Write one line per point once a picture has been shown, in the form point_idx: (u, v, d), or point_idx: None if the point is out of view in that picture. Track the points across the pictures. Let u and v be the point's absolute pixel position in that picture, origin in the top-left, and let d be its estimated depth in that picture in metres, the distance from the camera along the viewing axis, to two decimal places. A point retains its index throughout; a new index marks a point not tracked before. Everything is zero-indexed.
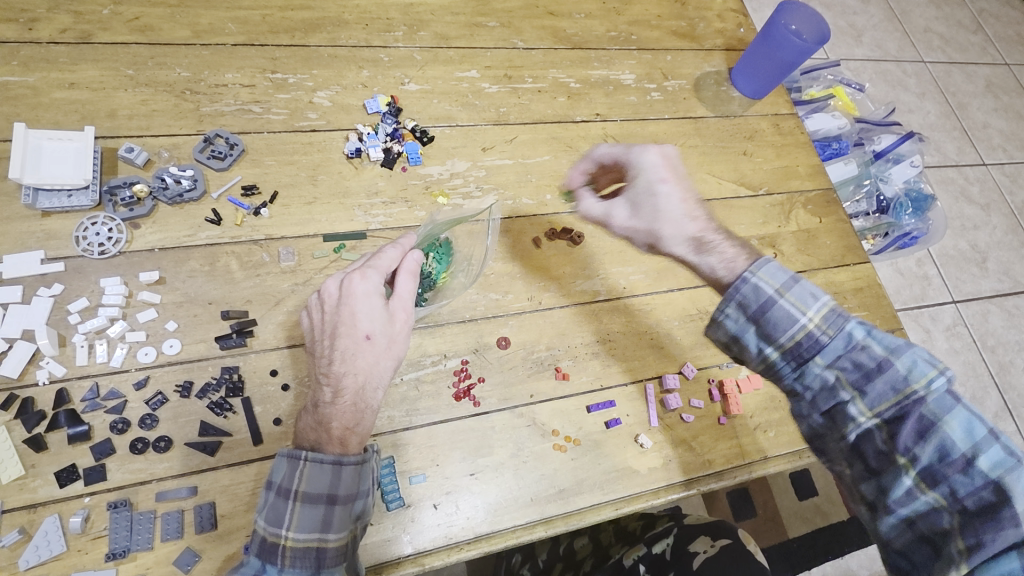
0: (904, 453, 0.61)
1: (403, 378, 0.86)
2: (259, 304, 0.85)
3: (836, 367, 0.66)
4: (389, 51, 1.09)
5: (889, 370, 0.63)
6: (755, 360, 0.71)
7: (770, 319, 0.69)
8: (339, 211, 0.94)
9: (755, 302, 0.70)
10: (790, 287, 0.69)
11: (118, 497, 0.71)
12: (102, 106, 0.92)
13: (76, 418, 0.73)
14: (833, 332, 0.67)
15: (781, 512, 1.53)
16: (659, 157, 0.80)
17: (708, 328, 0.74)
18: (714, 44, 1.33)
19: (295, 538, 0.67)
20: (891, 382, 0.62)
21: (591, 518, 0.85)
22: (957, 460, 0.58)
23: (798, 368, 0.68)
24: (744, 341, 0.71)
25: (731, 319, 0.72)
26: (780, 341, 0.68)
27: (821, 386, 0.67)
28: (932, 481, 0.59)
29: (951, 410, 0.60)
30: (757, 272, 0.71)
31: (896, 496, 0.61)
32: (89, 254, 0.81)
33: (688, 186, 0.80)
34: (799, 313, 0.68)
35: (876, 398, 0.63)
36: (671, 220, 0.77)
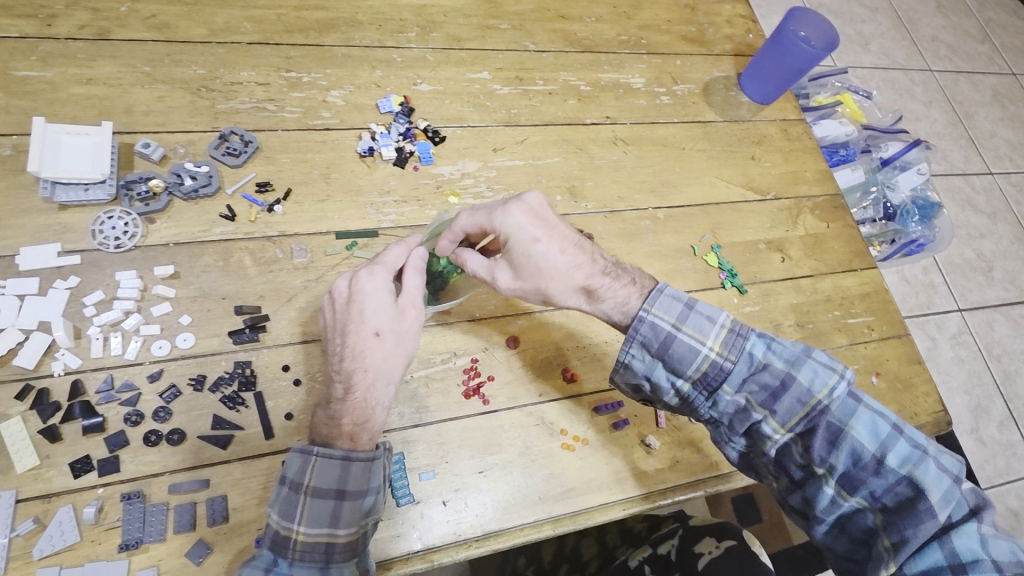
0: (821, 465, 0.71)
1: (413, 375, 0.86)
2: (272, 300, 0.85)
3: (741, 391, 0.75)
4: (402, 52, 1.10)
5: (792, 387, 0.73)
6: (668, 392, 0.79)
7: (675, 355, 0.76)
8: (352, 209, 0.95)
9: (658, 341, 0.77)
10: (686, 319, 0.77)
11: (131, 488, 0.71)
12: (119, 102, 0.93)
13: (91, 409, 0.74)
14: (732, 357, 0.75)
15: (785, 518, 1.53)
16: (523, 215, 0.77)
17: (617, 369, 0.80)
18: (723, 49, 1.34)
19: (306, 532, 0.67)
20: (797, 398, 0.72)
21: (599, 518, 0.85)
22: (869, 463, 0.69)
23: (709, 395, 0.77)
24: (655, 378, 0.79)
25: (638, 359, 0.78)
26: (688, 374, 0.76)
27: (733, 411, 0.76)
28: (853, 485, 0.70)
29: (854, 415, 0.71)
30: (652, 307, 0.77)
31: (823, 505, 0.71)
32: (105, 247, 0.82)
33: (563, 232, 0.80)
34: (699, 344, 0.76)
35: (785, 416, 0.73)
36: (564, 277, 0.79)
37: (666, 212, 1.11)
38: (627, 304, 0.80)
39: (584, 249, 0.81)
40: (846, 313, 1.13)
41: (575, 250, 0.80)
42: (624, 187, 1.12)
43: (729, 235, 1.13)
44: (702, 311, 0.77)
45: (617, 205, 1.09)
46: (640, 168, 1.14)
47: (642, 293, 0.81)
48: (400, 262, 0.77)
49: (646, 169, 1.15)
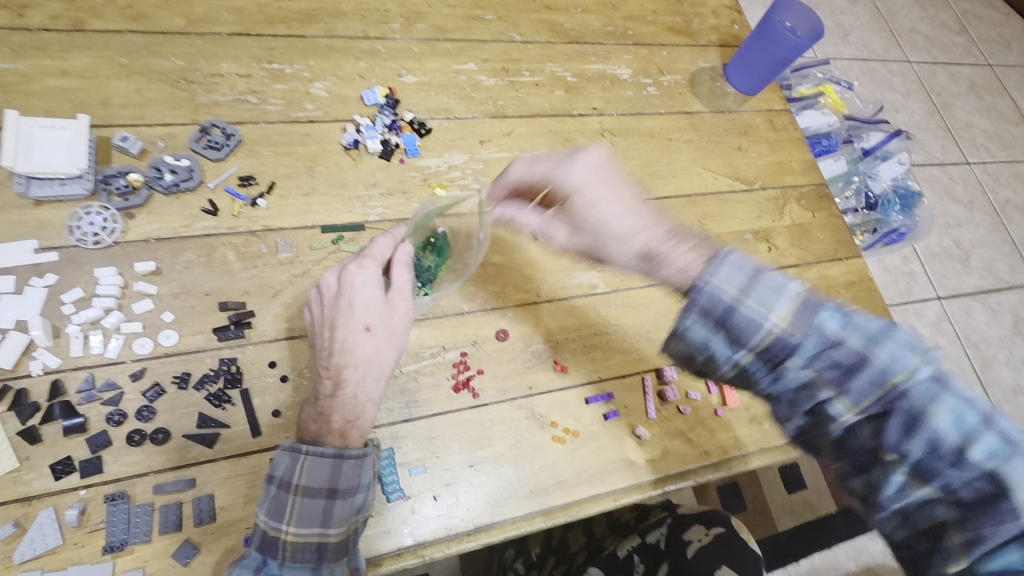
0: (892, 450, 0.58)
1: (402, 370, 0.85)
2: (257, 295, 0.84)
3: (810, 367, 0.61)
4: (386, 43, 1.09)
5: (869, 365, 0.58)
6: (725, 364, 0.67)
7: (737, 328, 0.63)
8: (337, 203, 0.94)
9: (719, 309, 0.64)
10: (752, 288, 0.63)
11: (115, 489, 0.70)
12: (95, 95, 0.90)
13: (71, 409, 0.72)
14: (805, 330, 0.61)
15: (769, 505, 1.55)
16: (583, 172, 0.83)
17: (671, 336, 0.69)
18: (709, 40, 1.34)
19: (296, 532, 0.66)
20: (872, 377, 0.58)
21: (590, 509, 0.85)
22: (948, 454, 0.55)
23: (771, 370, 0.64)
24: (713, 349, 0.66)
25: (694, 329, 0.66)
26: (750, 346, 0.63)
27: (797, 388, 0.62)
28: (925, 475, 0.57)
29: (938, 400, 0.56)
30: (714, 273, 0.65)
31: (889, 493, 0.59)
32: (83, 244, 0.80)
33: (611, 193, 0.82)
34: (765, 316, 0.62)
35: (858, 395, 0.59)
36: (617, 233, 0.80)
37: (654, 203, 1.11)
38: (678, 272, 0.74)
39: (644, 212, 0.80)
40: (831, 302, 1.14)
41: (635, 210, 0.80)
42: None
43: (716, 226, 1.13)
44: (760, 275, 0.63)
45: None
46: (627, 159, 1.14)
47: (706, 258, 0.73)
48: (387, 253, 0.76)
49: (634, 160, 1.15)
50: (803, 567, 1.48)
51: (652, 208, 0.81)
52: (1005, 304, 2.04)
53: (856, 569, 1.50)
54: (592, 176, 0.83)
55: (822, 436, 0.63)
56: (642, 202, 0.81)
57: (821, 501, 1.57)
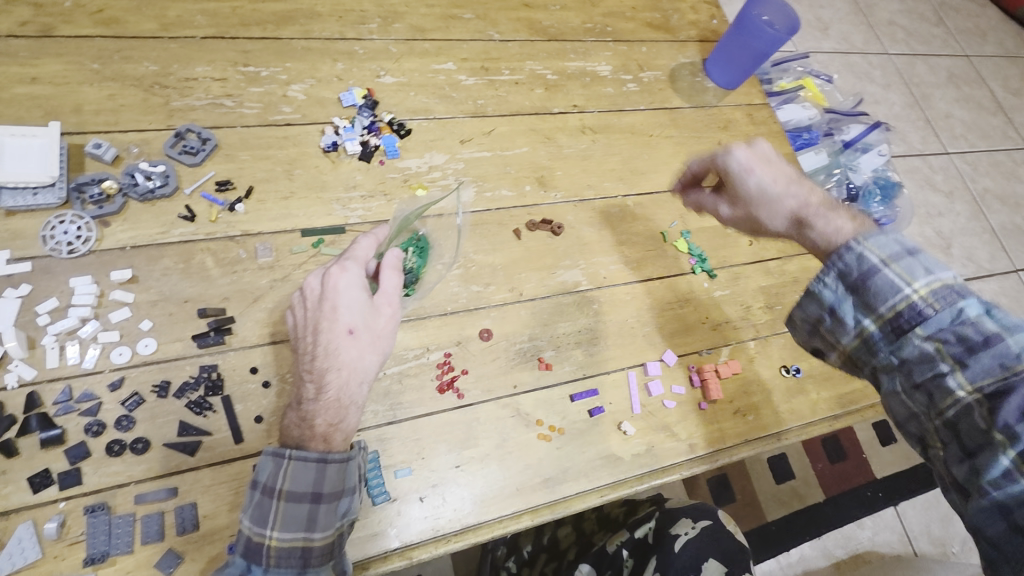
0: (1003, 431, 0.53)
1: (386, 372, 0.85)
2: (237, 301, 0.83)
3: (934, 338, 0.60)
4: (363, 44, 1.08)
5: (997, 345, 0.55)
6: (849, 332, 0.67)
7: (871, 289, 0.64)
8: (317, 206, 0.93)
9: (858, 270, 0.66)
10: (899, 257, 0.64)
11: (95, 501, 0.69)
12: (66, 101, 0.89)
13: (49, 421, 0.71)
14: (940, 302, 0.60)
15: (758, 496, 1.56)
16: (746, 154, 0.84)
17: (801, 301, 0.72)
18: (688, 35, 1.35)
19: (280, 538, 0.66)
20: (998, 358, 0.55)
21: (577, 506, 0.86)
22: None
23: (895, 338, 0.63)
24: (840, 311, 0.68)
25: (827, 289, 0.68)
26: (879, 311, 0.64)
27: (917, 358, 0.60)
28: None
29: None
30: (868, 242, 0.67)
31: (993, 479, 0.53)
32: (57, 253, 0.79)
33: (781, 169, 0.83)
34: (903, 283, 0.62)
35: (980, 372, 0.56)
36: (777, 205, 0.81)
37: (635, 199, 1.12)
38: (837, 235, 0.74)
39: (802, 183, 0.82)
40: None
41: (790, 182, 0.82)
42: (594, 175, 1.12)
43: (698, 221, 1.14)
44: (915, 251, 0.63)
45: (587, 194, 1.09)
46: (608, 156, 1.15)
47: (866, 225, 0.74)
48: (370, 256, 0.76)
49: (615, 157, 1.15)
50: (792, 557, 1.49)
51: (804, 185, 0.82)
52: (986, 292, 2.07)
53: (845, 557, 1.52)
54: (778, 157, 0.85)
55: (930, 416, 0.59)
56: (800, 181, 0.82)
57: (809, 490, 1.59)
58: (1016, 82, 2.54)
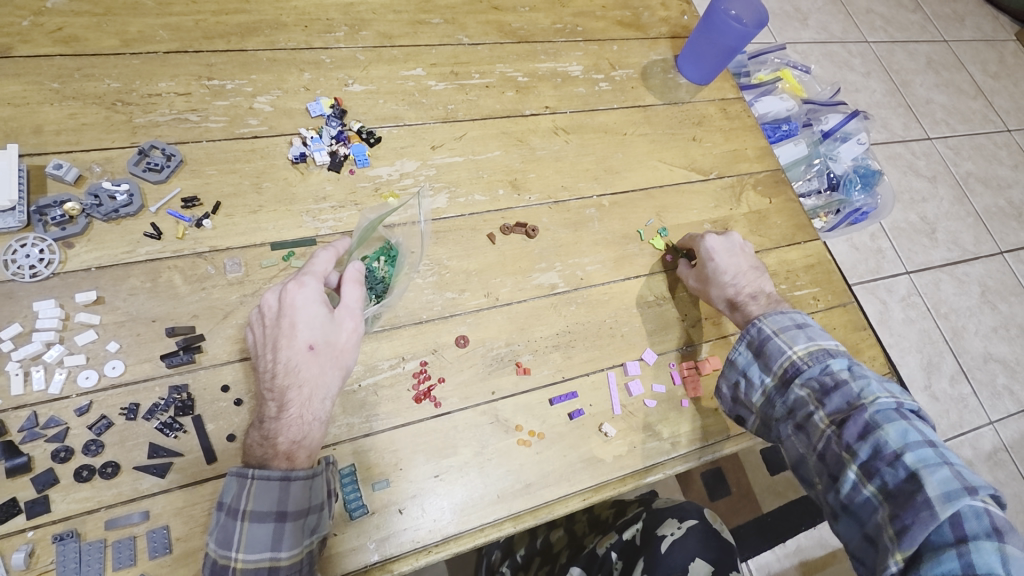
0: (847, 450, 0.72)
1: (361, 384, 0.84)
2: (206, 318, 0.82)
3: (806, 386, 0.80)
4: (330, 52, 1.07)
5: (845, 388, 0.76)
6: (757, 389, 0.87)
7: (768, 352, 0.86)
8: (286, 218, 0.92)
9: (759, 338, 0.88)
10: (787, 330, 0.87)
11: (64, 528, 0.68)
12: (26, 122, 0.88)
13: (14, 449, 0.70)
14: (812, 360, 0.82)
15: (755, 488, 1.56)
16: (716, 243, 1.01)
17: (724, 367, 0.92)
18: (660, 32, 1.35)
19: (245, 559, 0.66)
20: (846, 396, 0.75)
21: (559, 510, 0.85)
22: (887, 454, 0.68)
23: (784, 390, 0.83)
24: (750, 373, 0.88)
25: (739, 354, 0.90)
26: (774, 369, 0.85)
27: (797, 404, 0.80)
28: (870, 474, 0.69)
29: (891, 419, 0.70)
30: (768, 320, 0.89)
31: (847, 492, 0.71)
32: (20, 277, 0.78)
33: (740, 261, 1.01)
34: (788, 347, 0.85)
35: (833, 409, 0.76)
36: (720, 287, 0.99)
37: (611, 198, 1.12)
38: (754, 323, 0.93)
39: (749, 277, 1.00)
40: (792, 286, 1.15)
41: (740, 273, 0.99)
42: (568, 176, 1.11)
43: (674, 217, 1.14)
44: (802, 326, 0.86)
45: (562, 195, 1.09)
46: (582, 156, 1.14)
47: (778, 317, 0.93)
48: (328, 267, 0.78)
49: (589, 157, 1.15)
50: (788, 548, 1.49)
51: (750, 278, 1.00)
52: (972, 275, 2.08)
53: (842, 546, 1.51)
54: (741, 250, 1.02)
55: (807, 452, 0.77)
56: (750, 274, 1.00)
57: None
58: (994, 65, 2.56)
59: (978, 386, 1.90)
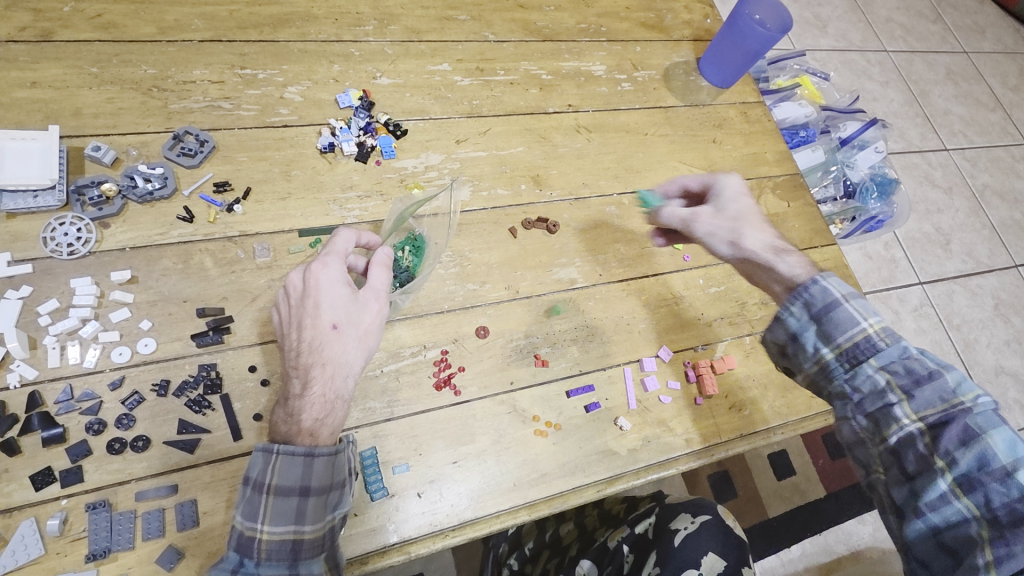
0: (943, 457, 0.62)
1: (383, 369, 0.86)
2: (235, 300, 0.84)
3: (886, 369, 0.69)
4: (359, 46, 1.09)
5: (939, 380, 0.65)
6: (809, 357, 0.75)
7: (833, 319, 0.73)
8: (314, 206, 0.94)
9: (822, 302, 0.74)
10: (856, 296, 0.74)
11: (97, 498, 0.70)
12: (66, 105, 0.90)
13: (50, 420, 0.72)
14: (890, 339, 0.71)
15: (761, 493, 1.56)
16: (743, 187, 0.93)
17: (770, 325, 0.80)
18: (682, 35, 1.36)
19: (270, 531, 0.67)
20: (939, 390, 0.65)
21: (573, 501, 0.87)
22: (996, 470, 0.59)
23: (851, 367, 0.72)
24: (802, 339, 0.76)
25: (792, 317, 0.77)
26: (840, 341, 0.72)
27: (869, 388, 0.69)
28: (968, 487, 0.60)
29: (997, 426, 0.61)
30: (832, 280, 0.76)
31: (930, 499, 0.62)
32: (58, 254, 0.80)
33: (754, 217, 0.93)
34: (861, 318, 0.72)
35: (924, 404, 0.65)
36: (757, 229, 0.86)
37: (631, 197, 1.13)
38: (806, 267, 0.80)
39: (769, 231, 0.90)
40: None
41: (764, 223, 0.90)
42: (588, 174, 1.13)
43: None
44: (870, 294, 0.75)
45: (582, 192, 1.10)
46: (603, 155, 1.15)
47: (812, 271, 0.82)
48: (348, 247, 0.80)
49: (610, 155, 1.16)
50: (793, 553, 1.49)
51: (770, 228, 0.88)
52: (986, 287, 2.07)
53: (847, 553, 1.52)
54: None
55: (874, 441, 0.68)
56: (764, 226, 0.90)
57: (811, 487, 1.59)
58: (1014, 78, 2.54)
59: (990, 399, 1.89)
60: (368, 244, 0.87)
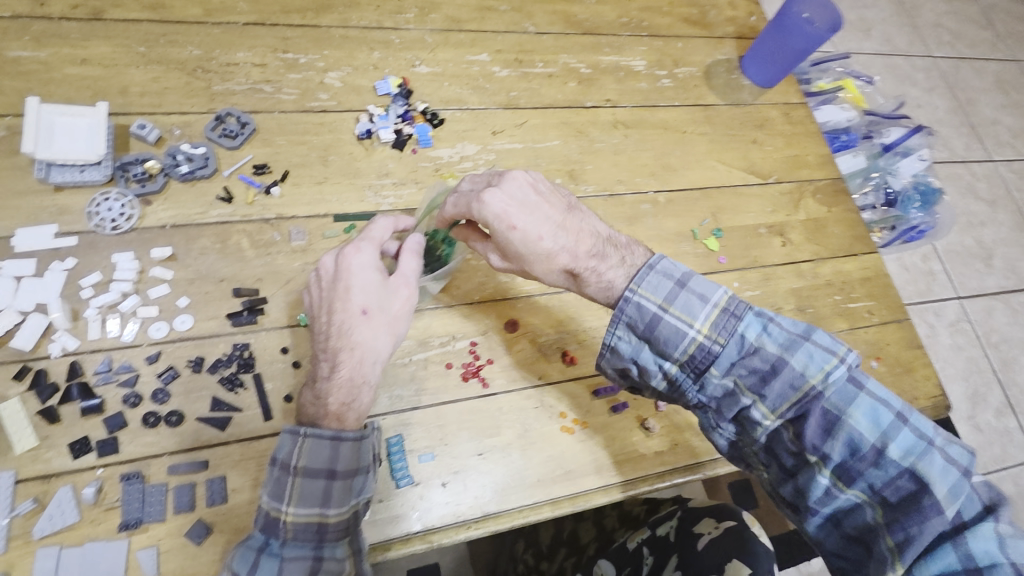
0: (814, 453, 0.63)
1: (412, 358, 0.86)
2: (270, 282, 0.85)
3: (729, 374, 0.67)
4: (400, 33, 1.09)
5: (784, 371, 0.65)
6: (655, 375, 0.72)
7: (661, 337, 0.69)
8: (350, 192, 0.95)
9: (644, 322, 0.70)
10: (674, 299, 0.69)
11: (130, 469, 0.71)
12: (114, 83, 0.92)
13: (89, 390, 0.74)
14: (720, 339, 0.68)
15: (783, 505, 1.53)
16: (503, 201, 0.77)
17: (603, 353, 0.75)
18: (726, 32, 1.33)
19: (295, 513, 0.68)
20: (786, 382, 0.64)
21: (597, 500, 0.86)
22: (869, 454, 0.61)
23: (696, 378, 0.70)
24: (641, 360, 0.72)
25: (622, 341, 0.72)
26: (676, 357, 0.69)
27: (721, 395, 0.68)
28: (848, 477, 0.62)
29: (854, 401, 0.63)
30: (642, 285, 0.70)
31: (816, 497, 0.64)
32: (102, 229, 0.82)
33: (547, 213, 0.79)
34: (687, 326, 0.68)
35: (776, 402, 0.65)
36: (548, 260, 0.79)
37: (666, 196, 1.11)
38: (611, 289, 0.78)
39: (568, 228, 0.80)
40: (846, 298, 1.12)
41: (562, 225, 0.80)
42: (624, 170, 1.11)
43: (730, 219, 1.12)
44: (686, 288, 0.69)
45: (618, 188, 1.09)
46: (640, 151, 1.14)
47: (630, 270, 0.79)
48: (385, 235, 0.78)
49: (647, 152, 1.14)
50: (815, 566, 1.47)
51: (580, 217, 0.82)
52: None
53: None
54: (547, 197, 0.81)
55: (746, 443, 0.70)
56: (574, 214, 0.83)
57: None
58: None
59: None
60: (404, 229, 0.85)
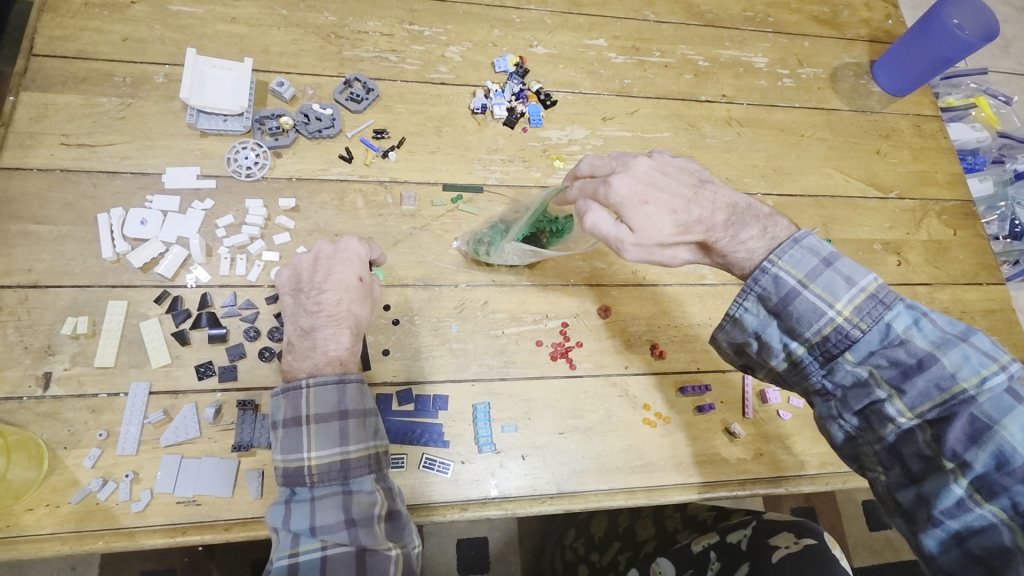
0: (952, 458, 0.56)
1: (505, 331, 0.88)
2: (380, 241, 0.90)
3: (865, 362, 0.61)
4: (520, 13, 1.10)
5: (932, 368, 0.57)
6: (778, 355, 0.67)
7: (793, 314, 0.63)
8: (459, 163, 0.97)
9: (779, 295, 0.64)
10: (816, 277, 0.63)
11: (246, 397, 0.78)
12: (257, 41, 0.98)
13: (216, 320, 0.81)
14: (862, 324, 0.61)
15: (847, 539, 1.45)
16: (629, 182, 0.69)
17: (723, 324, 0.69)
18: (858, 34, 1.25)
19: (317, 456, 0.68)
20: (932, 380, 0.57)
21: (673, 497, 0.85)
22: (1018, 469, 0.53)
23: (826, 363, 0.63)
24: (765, 336, 0.66)
25: (747, 313, 0.67)
26: (805, 336, 0.63)
27: (851, 384, 0.62)
28: (990, 491, 0.54)
29: (1011, 412, 0.54)
30: (782, 260, 0.64)
31: (945, 506, 0.56)
32: (238, 176, 0.88)
33: (675, 188, 0.69)
34: (826, 306, 0.62)
35: (916, 399, 0.58)
36: (680, 233, 0.68)
37: (775, 200, 1.07)
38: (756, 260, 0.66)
39: (701, 199, 0.69)
40: None
41: (692, 198, 0.69)
42: (733, 169, 1.08)
43: (842, 231, 1.07)
44: (832, 267, 0.63)
45: None
46: (752, 151, 1.10)
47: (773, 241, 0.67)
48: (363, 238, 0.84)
49: (760, 152, 1.10)
50: None
51: (713, 190, 0.71)
52: None
53: None
54: (672, 176, 0.72)
55: (868, 441, 0.62)
56: (705, 187, 0.71)
57: (907, 546, 1.46)
58: None
59: None
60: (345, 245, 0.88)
